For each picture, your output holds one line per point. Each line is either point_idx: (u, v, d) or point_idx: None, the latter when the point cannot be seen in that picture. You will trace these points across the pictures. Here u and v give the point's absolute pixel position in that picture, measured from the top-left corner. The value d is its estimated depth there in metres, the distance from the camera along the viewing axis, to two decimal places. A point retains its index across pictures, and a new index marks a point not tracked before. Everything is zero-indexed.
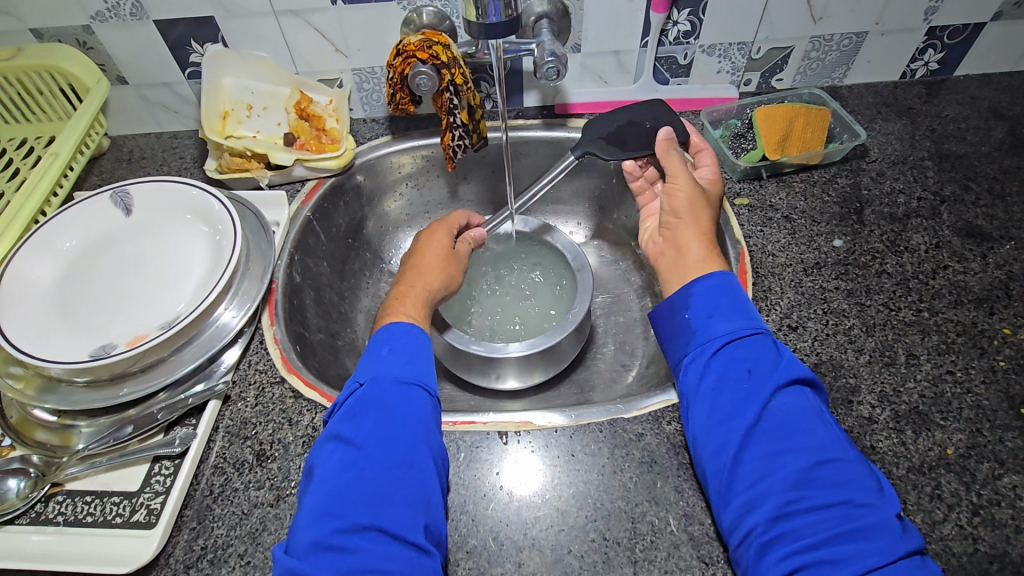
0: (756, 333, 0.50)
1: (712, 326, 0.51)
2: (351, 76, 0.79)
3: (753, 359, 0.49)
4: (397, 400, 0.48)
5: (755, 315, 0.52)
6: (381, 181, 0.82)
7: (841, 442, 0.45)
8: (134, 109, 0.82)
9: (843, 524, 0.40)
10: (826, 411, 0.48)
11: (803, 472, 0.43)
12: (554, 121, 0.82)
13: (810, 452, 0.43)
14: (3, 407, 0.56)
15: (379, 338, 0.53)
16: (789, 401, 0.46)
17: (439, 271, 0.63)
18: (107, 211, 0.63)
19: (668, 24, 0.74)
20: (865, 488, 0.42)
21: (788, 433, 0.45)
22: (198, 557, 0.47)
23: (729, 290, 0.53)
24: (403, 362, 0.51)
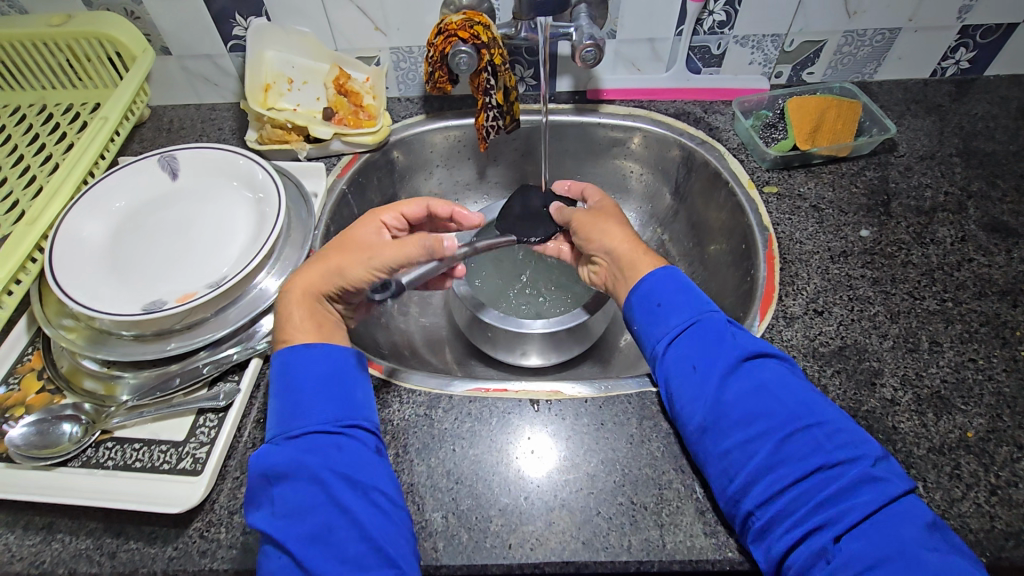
0: (695, 324, 0.51)
1: (654, 329, 0.53)
2: (389, 55, 0.80)
3: (696, 353, 0.50)
4: (301, 443, 0.47)
5: (690, 305, 0.53)
6: (414, 158, 0.84)
7: (806, 407, 0.46)
8: (175, 80, 0.84)
9: (822, 491, 0.42)
10: (786, 374, 0.49)
11: (769, 451, 0.44)
12: (585, 106, 0.83)
13: (772, 432, 0.45)
14: (55, 357, 0.58)
15: (273, 373, 0.51)
16: (740, 386, 0.47)
17: (349, 260, 0.56)
18: (155, 174, 0.66)
19: (705, 13, 0.75)
20: (839, 447, 0.44)
21: (745, 419, 0.46)
22: (242, 503, 0.50)
23: (668, 283, 0.55)
24: (300, 397, 0.49)
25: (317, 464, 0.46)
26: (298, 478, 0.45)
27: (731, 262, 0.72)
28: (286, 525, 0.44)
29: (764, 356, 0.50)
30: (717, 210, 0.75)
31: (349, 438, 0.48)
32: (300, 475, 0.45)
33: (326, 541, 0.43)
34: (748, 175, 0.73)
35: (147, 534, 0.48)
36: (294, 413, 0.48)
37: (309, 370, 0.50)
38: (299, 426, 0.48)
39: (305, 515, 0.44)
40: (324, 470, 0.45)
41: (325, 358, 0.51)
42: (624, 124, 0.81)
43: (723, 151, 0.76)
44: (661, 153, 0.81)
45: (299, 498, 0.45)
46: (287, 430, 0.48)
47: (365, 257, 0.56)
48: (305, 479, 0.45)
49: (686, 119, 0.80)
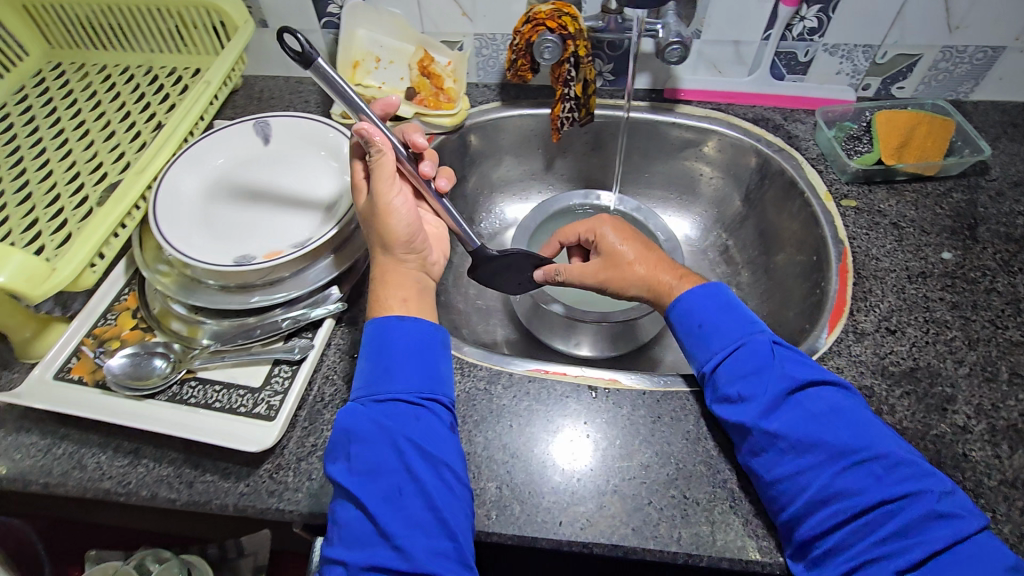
0: (740, 348, 0.51)
1: (699, 353, 0.53)
2: (472, 40, 0.82)
3: (741, 380, 0.49)
4: (387, 409, 0.49)
5: (737, 328, 0.52)
6: (486, 144, 0.86)
7: (864, 438, 0.45)
8: (269, 52, 0.88)
9: (884, 526, 0.42)
10: (839, 404, 0.48)
11: (823, 484, 0.44)
12: (661, 105, 0.82)
13: (827, 464, 0.45)
14: (148, 299, 0.63)
15: (364, 338, 0.53)
16: (788, 417, 0.47)
17: (380, 218, 0.57)
18: (248, 137, 0.70)
19: (796, 19, 0.74)
20: (899, 481, 0.43)
21: (795, 450, 0.46)
22: (309, 451, 0.53)
23: (714, 303, 0.55)
24: (389, 365, 0.51)
25: (396, 430, 0.48)
26: (377, 442, 0.47)
27: (800, 273, 0.70)
28: (361, 482, 0.46)
29: (819, 379, 0.49)
30: (789, 220, 0.74)
31: (429, 413, 0.50)
32: (385, 436, 0.47)
33: (397, 503, 0.46)
34: (826, 187, 0.71)
35: (222, 469, 0.52)
36: (381, 377, 0.50)
37: (404, 342, 0.51)
38: (386, 392, 0.50)
39: (378, 477, 0.46)
40: (406, 435, 0.48)
41: (413, 332, 0.52)
42: (700, 125, 0.80)
43: (801, 161, 0.74)
44: (735, 158, 0.81)
45: (378, 458, 0.47)
46: (376, 392, 0.50)
47: (383, 203, 0.56)
48: (389, 439, 0.47)
49: (764, 125, 0.79)
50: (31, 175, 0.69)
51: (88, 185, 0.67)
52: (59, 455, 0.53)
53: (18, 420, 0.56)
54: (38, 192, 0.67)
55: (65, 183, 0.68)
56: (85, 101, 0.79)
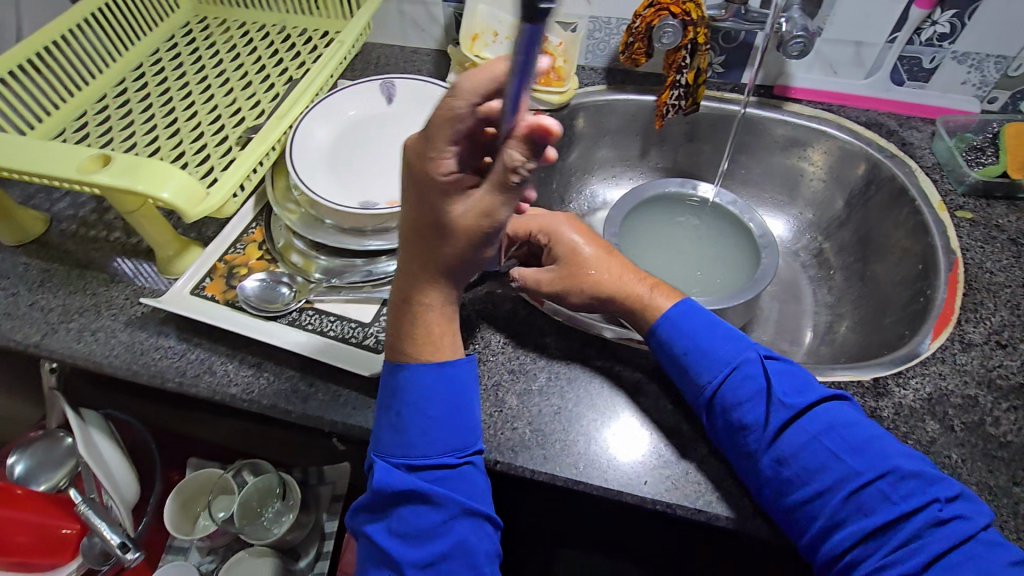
0: (736, 370, 0.49)
1: (691, 383, 0.51)
2: (586, 23, 0.84)
3: (744, 405, 0.48)
4: (425, 472, 0.47)
5: (728, 349, 0.51)
6: (587, 125, 0.88)
7: (867, 454, 0.44)
8: (390, 21, 0.93)
9: (893, 542, 0.42)
10: (846, 417, 0.47)
11: (834, 506, 0.43)
12: (769, 101, 0.82)
13: (836, 487, 0.44)
14: (273, 234, 0.69)
15: (393, 386, 0.49)
16: (792, 439, 0.46)
17: (449, 252, 0.44)
18: (375, 96, 0.75)
19: (926, 23, 0.72)
20: (907, 495, 0.42)
21: (804, 477, 0.45)
22: None
23: (698, 320, 0.53)
24: (426, 425, 0.48)
25: (440, 493, 0.46)
26: (420, 506, 0.46)
27: (901, 281, 0.69)
28: (403, 545, 0.46)
29: (814, 394, 0.48)
30: (895, 227, 0.72)
31: (469, 470, 0.48)
32: (428, 502, 0.46)
33: (438, 566, 0.45)
34: (940, 197, 0.69)
35: (333, 390, 0.56)
36: (419, 441, 0.48)
37: (438, 398, 0.48)
38: (422, 453, 0.47)
39: (420, 539, 0.46)
40: (456, 499, 0.46)
41: (447, 386, 0.49)
42: (808, 125, 0.79)
43: (915, 168, 0.72)
44: (841, 161, 0.79)
45: (419, 522, 0.46)
46: (410, 456, 0.47)
47: (466, 240, 0.43)
48: (436, 506, 0.46)
49: (877, 130, 0.77)
50: (179, 114, 0.77)
51: (228, 127, 0.74)
52: (192, 359, 0.60)
53: (159, 324, 0.62)
54: (185, 129, 0.74)
55: (208, 123, 0.75)
56: (226, 54, 0.87)
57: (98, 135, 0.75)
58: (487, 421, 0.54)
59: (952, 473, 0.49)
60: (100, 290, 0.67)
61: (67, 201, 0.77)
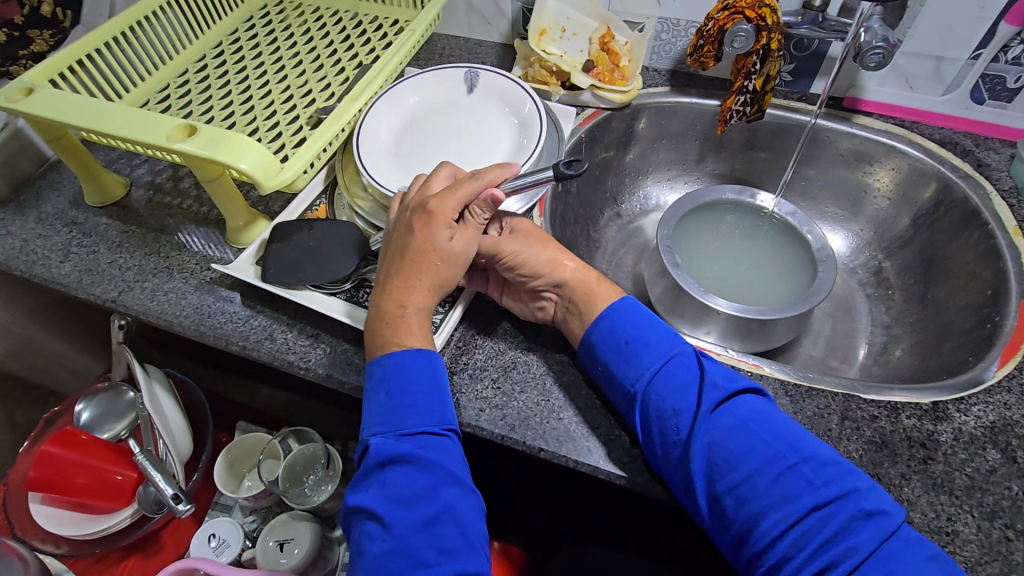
0: (668, 363, 0.51)
1: (627, 370, 0.52)
2: (655, 23, 0.84)
3: (672, 395, 0.49)
4: (415, 441, 0.48)
5: (664, 339, 0.53)
6: (647, 126, 0.87)
7: (789, 440, 0.45)
8: (458, 13, 0.95)
9: (820, 532, 0.41)
10: (762, 409, 0.48)
11: (760, 494, 0.43)
12: (838, 112, 0.80)
13: (760, 472, 0.44)
14: (337, 212, 0.71)
15: (381, 372, 0.51)
16: (714, 426, 0.47)
17: (446, 267, 0.53)
18: (440, 86, 0.77)
19: (1015, 40, 0.69)
20: (828, 482, 0.43)
21: (728, 463, 0.45)
22: (462, 368, 0.58)
23: (637, 315, 0.54)
24: (415, 399, 0.49)
25: (433, 460, 0.47)
26: (413, 472, 0.46)
27: (967, 306, 0.67)
28: (398, 510, 0.45)
29: (739, 384, 0.50)
30: (964, 250, 0.70)
31: (453, 442, 0.50)
32: (417, 467, 0.47)
33: (432, 531, 0.45)
34: (1016, 222, 0.67)
35: None
36: (409, 412, 0.49)
37: (423, 374, 0.50)
38: (412, 424, 0.48)
39: (414, 504, 0.46)
40: (444, 467, 0.47)
41: (431, 364, 0.51)
42: (878, 139, 0.77)
43: (990, 191, 0.70)
44: (910, 179, 0.77)
45: (410, 485, 0.46)
46: (400, 426, 0.49)
47: (459, 264, 0.54)
48: (423, 470, 0.46)
49: (951, 149, 0.75)
50: (254, 92, 0.80)
51: (300, 107, 0.77)
52: (255, 324, 0.62)
53: (226, 290, 0.66)
54: (260, 107, 0.78)
55: (280, 102, 0.78)
56: (300, 37, 0.90)
57: (179, 108, 0.79)
58: (533, 409, 0.55)
59: (1013, 505, 0.47)
60: (173, 254, 0.71)
61: (146, 167, 0.81)
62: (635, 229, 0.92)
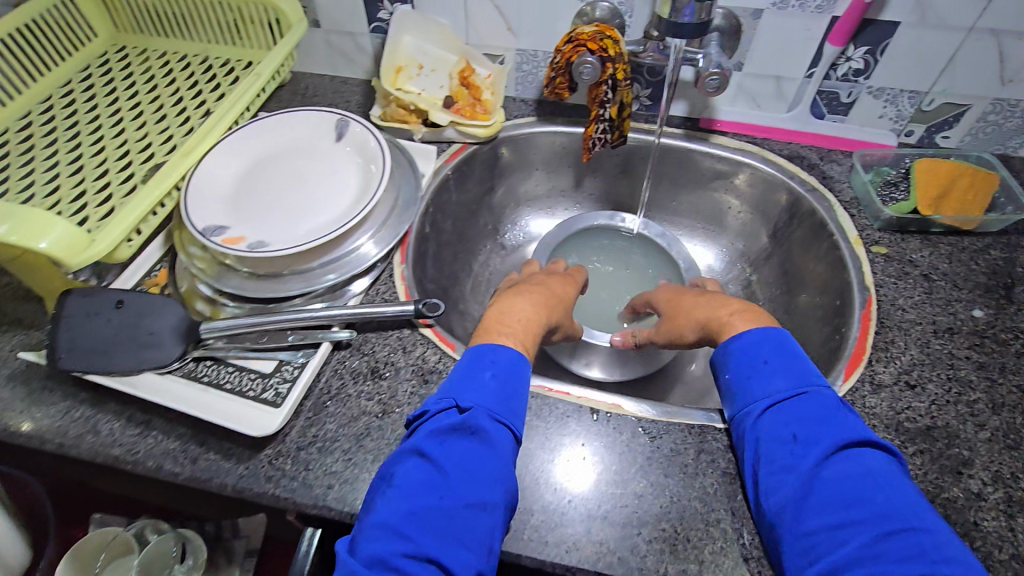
0: (804, 393, 0.49)
1: (754, 387, 0.51)
2: (514, 55, 0.83)
3: (798, 423, 0.47)
4: (495, 434, 0.48)
5: (804, 372, 0.50)
6: (518, 157, 0.87)
7: (913, 506, 0.42)
8: (317, 51, 0.91)
9: None
10: (893, 469, 0.45)
11: (863, 542, 0.40)
12: (695, 133, 0.82)
13: (875, 521, 0.41)
14: (178, 277, 0.66)
15: (493, 358, 0.52)
16: (842, 468, 0.44)
17: (561, 305, 0.65)
18: (281, 129, 0.73)
19: (841, 59, 0.73)
20: (945, 559, 0.39)
21: (839, 501, 0.42)
22: (309, 442, 0.54)
23: (772, 347, 0.52)
24: (510, 400, 0.50)
25: (495, 469, 0.46)
26: (471, 471, 0.45)
27: (822, 316, 0.69)
28: (448, 492, 0.44)
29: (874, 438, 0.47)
30: (816, 261, 0.73)
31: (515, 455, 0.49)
32: (487, 462, 0.46)
33: (455, 535, 0.43)
34: (856, 232, 0.70)
35: (226, 449, 0.53)
36: (506, 403, 0.50)
37: (513, 372, 0.52)
38: (500, 420, 0.49)
39: (458, 490, 0.45)
40: (506, 485, 0.46)
41: (521, 367, 0.53)
42: (733, 157, 0.79)
43: (833, 202, 0.73)
44: (766, 194, 0.79)
45: (476, 464, 0.46)
46: (489, 413, 0.49)
47: (566, 311, 0.66)
48: (489, 467, 0.46)
49: (799, 163, 0.78)
50: (84, 149, 0.72)
51: (135, 163, 0.70)
52: (76, 417, 0.56)
53: (43, 379, 0.58)
54: (89, 165, 0.70)
55: (114, 158, 0.71)
56: (142, 84, 0.83)
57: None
58: None
59: None
60: None
61: None
62: (518, 260, 0.91)
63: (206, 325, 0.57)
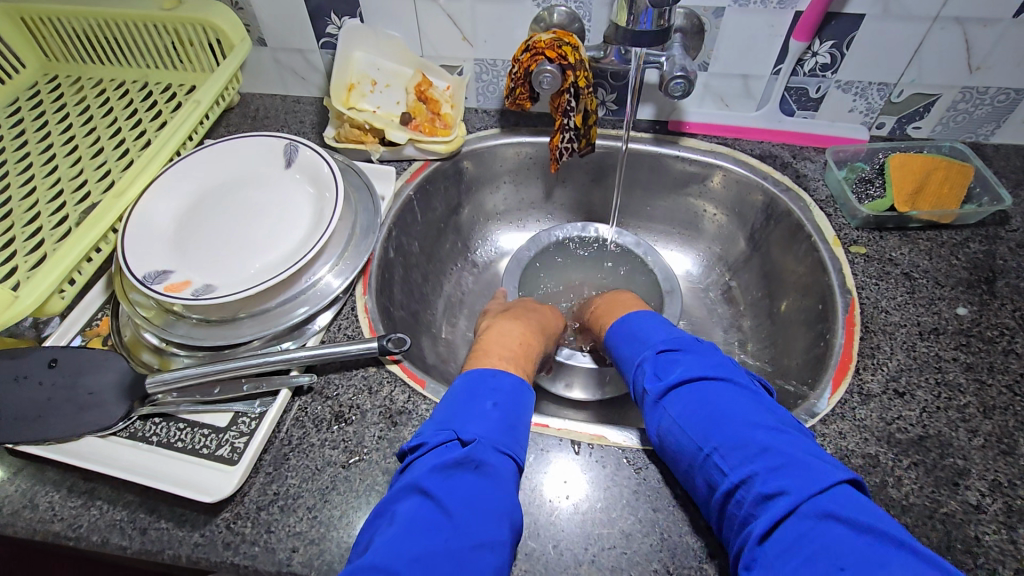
0: (654, 352, 0.53)
1: (629, 362, 0.55)
2: (472, 65, 0.80)
3: (650, 376, 0.51)
4: (503, 460, 0.44)
5: (659, 336, 0.55)
6: (484, 170, 0.83)
7: (731, 416, 0.44)
8: (266, 71, 0.87)
9: (750, 495, 0.40)
10: (721, 387, 0.47)
11: (702, 461, 0.43)
12: (664, 137, 0.79)
13: (704, 439, 0.44)
14: (121, 325, 0.61)
15: (494, 383, 0.49)
16: (675, 401, 0.47)
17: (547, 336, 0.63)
18: (225, 160, 0.68)
19: (807, 54, 0.71)
20: (761, 453, 0.41)
21: (679, 432, 0.46)
22: (270, 501, 0.50)
23: (645, 325, 0.57)
24: (515, 426, 0.47)
25: (506, 497, 0.42)
26: (484, 497, 0.41)
27: (805, 320, 0.67)
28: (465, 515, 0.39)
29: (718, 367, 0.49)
30: (795, 263, 0.70)
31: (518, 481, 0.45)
32: (497, 486, 0.42)
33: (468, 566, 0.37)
34: (834, 232, 0.68)
35: (178, 515, 0.49)
36: (510, 432, 0.46)
37: (520, 403, 0.49)
38: (508, 446, 0.45)
39: (475, 510, 0.40)
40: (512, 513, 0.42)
41: (521, 392, 0.50)
42: (704, 160, 0.77)
43: (809, 202, 0.71)
44: (740, 195, 0.77)
45: (488, 491, 0.41)
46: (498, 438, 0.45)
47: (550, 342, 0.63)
48: (501, 494, 0.42)
49: (772, 162, 0.75)
50: (12, 191, 0.67)
51: (70, 204, 0.65)
52: (11, 491, 0.51)
53: None
54: (19, 209, 0.64)
55: (46, 201, 0.66)
56: (77, 116, 0.77)
57: None
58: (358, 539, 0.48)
59: None
60: None
61: None
62: (491, 277, 0.87)
63: (150, 378, 0.53)
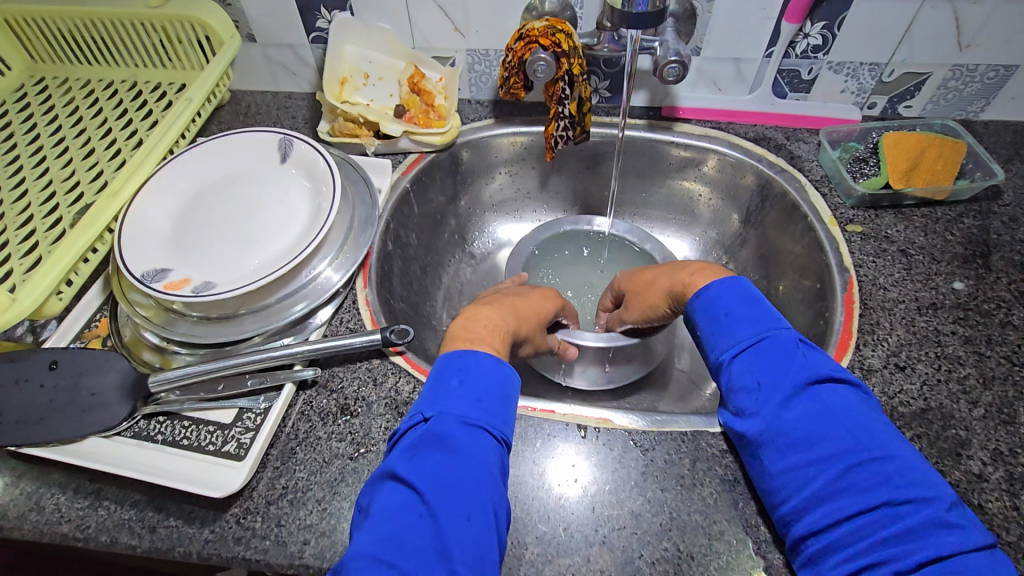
0: (765, 339, 0.48)
1: (719, 340, 0.50)
2: (464, 56, 0.80)
3: (762, 371, 0.47)
4: (472, 434, 0.44)
5: (767, 318, 0.50)
6: (479, 161, 0.83)
7: (868, 437, 0.42)
8: (256, 67, 0.86)
9: (885, 526, 0.39)
10: (855, 401, 0.45)
11: (830, 478, 0.41)
12: (659, 123, 0.79)
13: (837, 457, 0.42)
14: (120, 325, 0.60)
15: (458, 363, 0.48)
16: (800, 409, 0.44)
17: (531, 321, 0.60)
18: (219, 158, 0.68)
19: (799, 36, 0.71)
20: (908, 485, 0.40)
21: (804, 441, 0.43)
22: (279, 494, 0.50)
23: (738, 297, 0.52)
24: (484, 396, 0.46)
25: (479, 471, 0.42)
26: (455, 477, 0.41)
27: (803, 300, 0.67)
28: (438, 495, 0.40)
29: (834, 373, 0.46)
30: (792, 244, 0.71)
31: (502, 454, 0.45)
32: (468, 463, 0.42)
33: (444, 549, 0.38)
34: (830, 212, 0.68)
35: (187, 512, 0.49)
36: (481, 407, 0.45)
37: (492, 376, 0.47)
38: (476, 418, 0.45)
39: (451, 492, 0.41)
40: (490, 487, 0.42)
41: (502, 372, 0.48)
42: (698, 144, 0.77)
43: (804, 183, 0.71)
44: (736, 178, 0.77)
45: (463, 472, 0.42)
46: (464, 414, 0.45)
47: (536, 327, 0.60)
48: (470, 470, 0.42)
49: (766, 145, 0.76)
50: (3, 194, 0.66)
51: (63, 206, 0.64)
52: (16, 494, 0.51)
53: None
54: (11, 213, 0.64)
55: (38, 203, 0.65)
56: (65, 117, 0.76)
57: None
58: None
59: None
60: None
61: None
62: (489, 268, 0.87)
63: (155, 376, 0.52)
